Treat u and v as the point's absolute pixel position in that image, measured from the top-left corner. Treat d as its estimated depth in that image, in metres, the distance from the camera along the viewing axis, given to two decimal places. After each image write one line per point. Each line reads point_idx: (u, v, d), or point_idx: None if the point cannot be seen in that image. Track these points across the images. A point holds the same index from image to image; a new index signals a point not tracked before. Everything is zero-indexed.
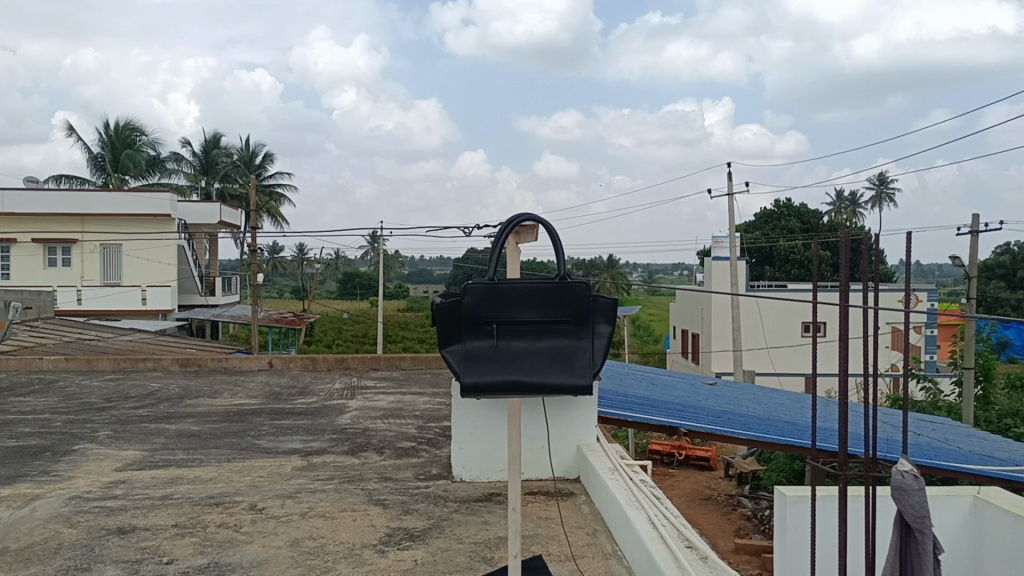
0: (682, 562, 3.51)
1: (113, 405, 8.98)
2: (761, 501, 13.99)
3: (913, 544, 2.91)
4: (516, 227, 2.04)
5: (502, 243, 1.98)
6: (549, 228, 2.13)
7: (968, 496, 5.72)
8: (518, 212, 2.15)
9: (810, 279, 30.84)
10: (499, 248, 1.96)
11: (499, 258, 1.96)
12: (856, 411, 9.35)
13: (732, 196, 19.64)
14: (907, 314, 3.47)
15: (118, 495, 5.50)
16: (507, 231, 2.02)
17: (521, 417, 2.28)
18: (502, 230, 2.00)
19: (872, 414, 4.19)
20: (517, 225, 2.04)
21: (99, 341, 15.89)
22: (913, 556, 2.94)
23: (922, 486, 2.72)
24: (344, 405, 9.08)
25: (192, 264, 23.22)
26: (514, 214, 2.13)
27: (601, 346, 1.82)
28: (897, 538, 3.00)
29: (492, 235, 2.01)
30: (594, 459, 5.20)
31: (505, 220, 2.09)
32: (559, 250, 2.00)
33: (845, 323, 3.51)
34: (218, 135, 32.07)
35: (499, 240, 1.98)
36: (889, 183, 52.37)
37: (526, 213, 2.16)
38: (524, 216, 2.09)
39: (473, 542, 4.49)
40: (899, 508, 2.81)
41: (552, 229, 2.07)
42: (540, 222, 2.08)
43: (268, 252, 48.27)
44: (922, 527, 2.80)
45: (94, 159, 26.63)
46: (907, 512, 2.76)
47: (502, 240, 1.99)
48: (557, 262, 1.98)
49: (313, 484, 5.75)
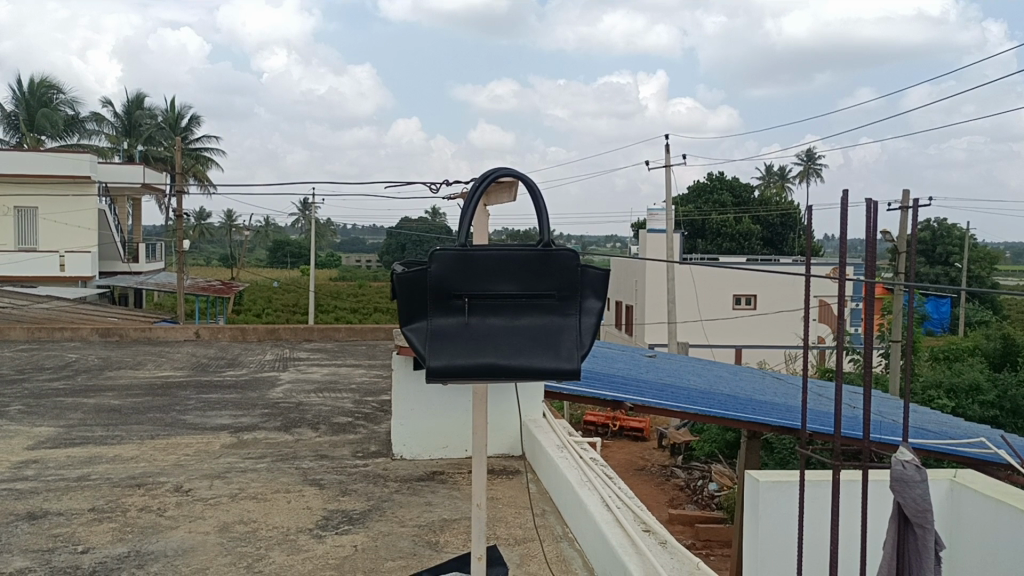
0: (641, 548, 3.32)
1: (27, 377, 8.44)
2: (694, 471, 14.08)
3: (913, 540, 2.81)
4: (493, 182, 1.77)
5: (476, 202, 1.72)
6: (529, 185, 1.89)
7: (945, 480, 5.19)
8: (494, 168, 1.88)
9: (742, 252, 31.31)
10: (471, 214, 1.70)
11: (470, 225, 1.69)
12: (794, 385, 9.37)
13: (669, 167, 19.65)
14: (901, 284, 3.18)
15: (29, 476, 5.09)
16: (482, 186, 1.77)
17: (486, 401, 2.01)
18: (477, 185, 1.74)
19: (846, 389, 3.91)
20: (495, 179, 1.78)
21: (13, 309, 15.06)
22: (910, 553, 2.83)
23: (924, 477, 2.67)
24: (276, 378, 8.70)
25: (114, 229, 22.25)
26: (490, 169, 1.86)
27: (590, 326, 1.59)
28: (893, 534, 2.88)
29: (467, 193, 1.76)
30: (542, 436, 5.00)
31: (480, 176, 1.81)
32: (545, 213, 1.74)
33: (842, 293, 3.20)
34: (142, 95, 30.75)
35: (474, 199, 1.72)
36: (817, 158, 53.44)
37: (504, 169, 1.89)
38: (500, 170, 1.84)
39: (416, 525, 4.26)
40: (898, 501, 2.74)
41: (533, 188, 1.82)
42: (519, 178, 1.81)
43: (194, 218, 46.86)
44: (923, 523, 2.73)
45: (6, 117, 25.30)
46: (906, 505, 2.70)
47: (478, 196, 1.74)
48: (539, 230, 1.72)
49: (244, 463, 5.42)
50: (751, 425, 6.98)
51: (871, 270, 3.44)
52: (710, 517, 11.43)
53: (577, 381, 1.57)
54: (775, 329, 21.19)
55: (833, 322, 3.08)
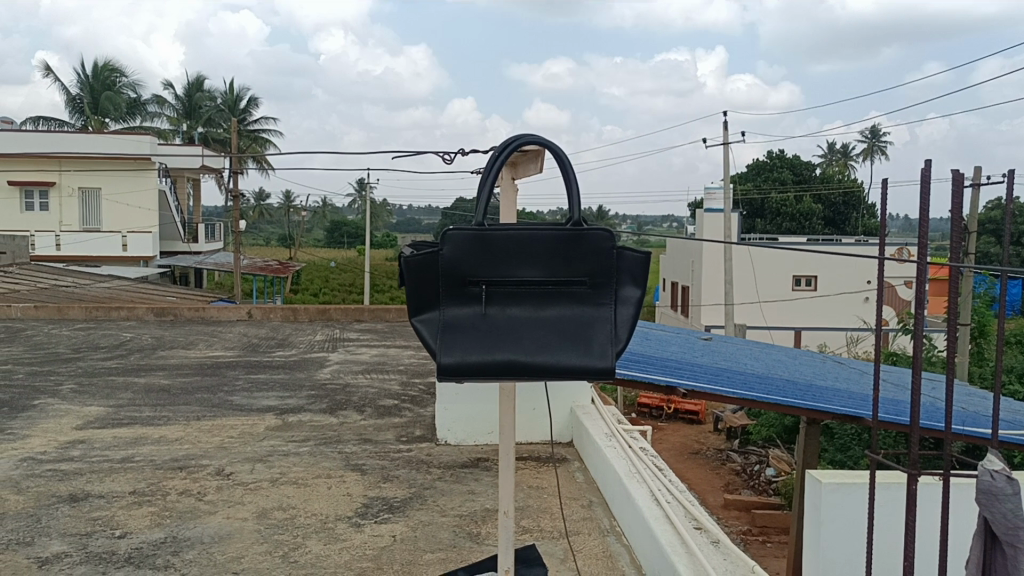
0: (691, 547, 3.12)
1: (81, 356, 8.53)
2: (751, 455, 13.75)
3: (1001, 558, 2.56)
4: (516, 151, 1.57)
5: (496, 175, 1.53)
6: (557, 155, 1.69)
7: None
8: (521, 134, 1.69)
9: (802, 232, 30.60)
10: (493, 187, 1.51)
11: (490, 201, 1.51)
12: (856, 371, 8.97)
13: (728, 143, 19.13)
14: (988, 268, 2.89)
15: (75, 456, 5.09)
16: (505, 157, 1.57)
17: (515, 401, 1.83)
18: (498, 156, 1.54)
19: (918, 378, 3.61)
20: (518, 147, 1.57)
21: (75, 288, 15.36)
22: (1000, 570, 2.58)
23: (1015, 491, 2.43)
24: (325, 359, 8.65)
25: (174, 209, 22.54)
26: (516, 136, 1.67)
27: (628, 317, 1.38)
28: (979, 546, 2.64)
29: (485, 166, 1.56)
30: (589, 424, 4.81)
31: (505, 142, 1.61)
32: (574, 190, 1.53)
33: (922, 280, 2.93)
34: (202, 78, 31.15)
35: (496, 168, 1.52)
36: (881, 135, 51.90)
37: (531, 137, 1.70)
38: (524, 138, 1.64)
39: (457, 515, 4.11)
40: (985, 516, 2.51)
41: (564, 159, 1.61)
42: (547, 146, 1.61)
43: (253, 199, 47.55)
44: (1014, 542, 2.48)
45: (72, 100, 25.84)
46: (995, 521, 2.47)
47: (498, 167, 1.55)
48: (568, 207, 1.51)
49: (287, 446, 5.34)
50: (812, 412, 6.67)
51: (957, 250, 3.15)
52: (767, 503, 11.12)
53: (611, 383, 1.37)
54: (835, 311, 20.54)
55: (915, 309, 2.82)
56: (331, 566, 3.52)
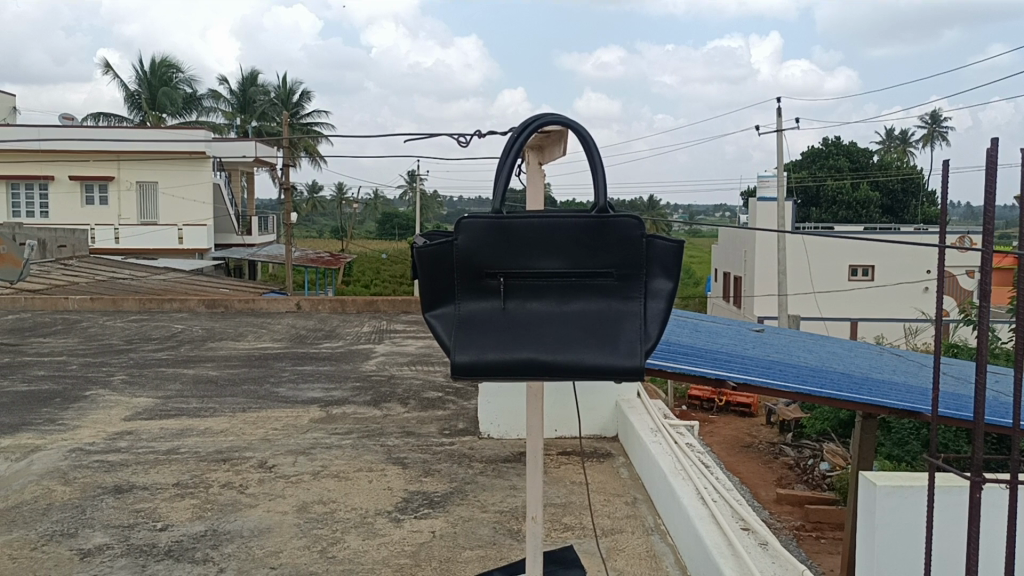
0: (738, 549, 2.98)
1: (134, 348, 8.67)
2: (805, 449, 13.45)
3: None
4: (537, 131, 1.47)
5: (515, 160, 1.44)
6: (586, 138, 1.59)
7: None
8: (541, 114, 1.58)
9: (859, 221, 29.86)
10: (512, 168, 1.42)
11: (509, 186, 1.42)
12: (914, 363, 8.67)
13: (781, 131, 18.72)
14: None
15: (122, 448, 5.13)
16: (524, 141, 1.48)
17: (545, 404, 1.75)
18: (516, 139, 1.45)
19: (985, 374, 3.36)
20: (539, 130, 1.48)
21: (132, 280, 15.64)
22: None
23: None
24: (371, 350, 8.65)
25: (229, 202, 22.85)
26: (535, 117, 1.56)
27: (659, 312, 1.27)
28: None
29: (505, 154, 1.47)
30: (634, 418, 4.69)
31: (524, 122, 1.51)
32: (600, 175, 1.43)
33: (988, 271, 2.74)
34: (256, 73, 31.55)
35: (513, 152, 1.43)
36: (943, 121, 50.47)
37: (551, 116, 1.59)
38: (546, 117, 1.55)
39: (498, 511, 4.03)
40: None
41: (590, 136, 1.50)
42: (570, 126, 1.51)
43: (306, 191, 48.15)
44: None
45: (130, 96, 26.37)
46: None
47: (517, 152, 1.46)
48: (593, 193, 1.41)
49: (330, 438, 5.32)
50: (867, 407, 6.44)
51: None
52: (821, 499, 10.85)
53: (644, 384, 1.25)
54: (893, 302, 19.97)
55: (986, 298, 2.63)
56: (370, 562, 3.47)
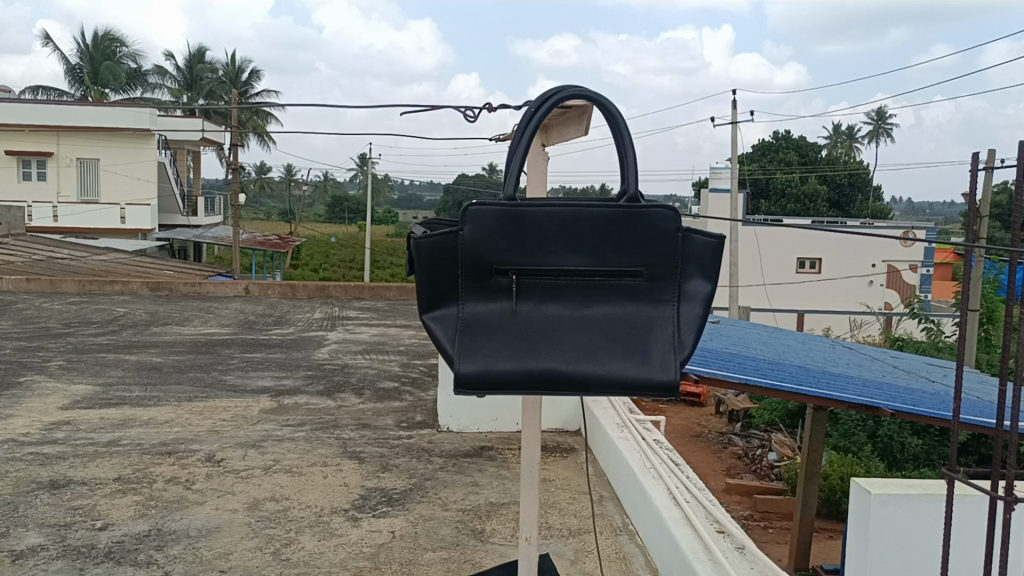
0: (715, 552, 2.87)
1: (73, 332, 8.29)
2: (752, 439, 13.51)
3: None
4: (557, 105, 1.32)
5: (532, 133, 1.27)
6: (608, 111, 1.45)
7: None
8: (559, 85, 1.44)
9: (807, 214, 30.25)
10: (526, 142, 1.27)
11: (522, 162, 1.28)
12: (866, 356, 8.74)
13: (736, 124, 18.82)
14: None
15: (59, 439, 4.85)
16: (542, 112, 1.32)
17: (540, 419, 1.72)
18: (535, 112, 1.29)
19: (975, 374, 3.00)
20: (561, 101, 1.31)
21: (71, 260, 15.08)
22: None
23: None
24: (323, 338, 8.39)
25: (174, 181, 22.16)
26: (554, 88, 1.42)
27: (692, 317, 1.19)
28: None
29: (519, 124, 1.30)
30: (600, 413, 4.57)
31: (540, 94, 1.36)
32: (631, 151, 1.30)
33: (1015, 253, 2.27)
34: (203, 50, 30.67)
35: (529, 131, 1.27)
36: (888, 117, 51.53)
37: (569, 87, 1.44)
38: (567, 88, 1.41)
39: (460, 509, 3.87)
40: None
41: (615, 116, 1.36)
42: (592, 100, 1.37)
43: (254, 172, 47.22)
44: None
45: (71, 70, 25.41)
46: None
47: (532, 127, 1.30)
48: (619, 180, 1.29)
49: (282, 431, 5.10)
50: (828, 401, 6.39)
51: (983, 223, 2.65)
52: (769, 488, 10.92)
53: (674, 397, 1.17)
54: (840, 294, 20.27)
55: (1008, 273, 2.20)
56: (326, 565, 3.28)
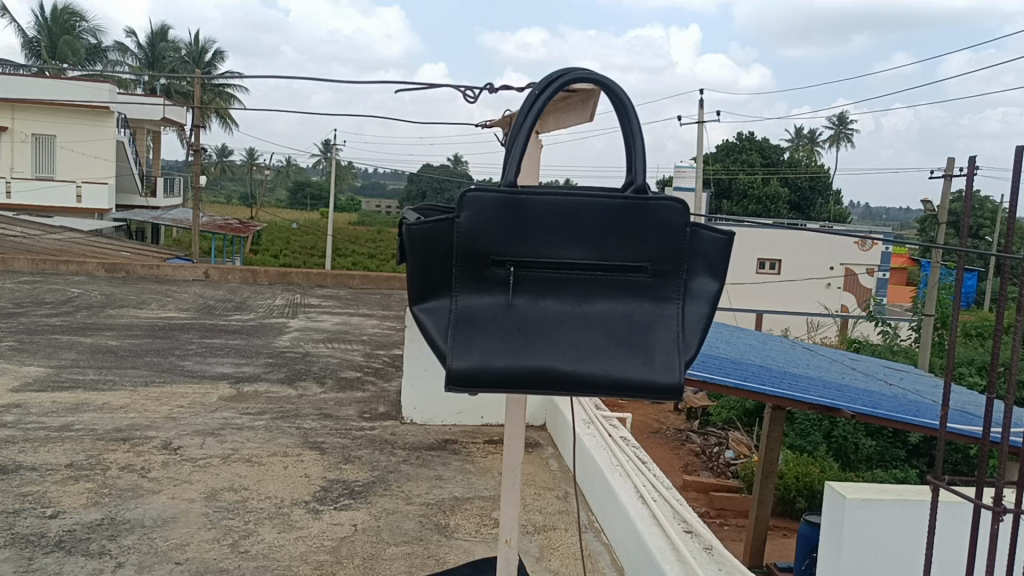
0: (682, 553, 2.84)
1: (24, 312, 8.05)
2: (710, 437, 13.60)
3: None
4: (562, 89, 1.28)
5: (534, 119, 1.23)
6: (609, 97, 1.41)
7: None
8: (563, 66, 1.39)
9: (768, 216, 30.59)
10: (530, 126, 1.23)
11: (524, 148, 1.24)
12: (827, 358, 8.83)
13: (703, 123, 18.95)
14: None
15: (9, 422, 4.70)
16: (546, 96, 1.27)
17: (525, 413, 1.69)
18: (539, 94, 1.24)
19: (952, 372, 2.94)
20: (565, 85, 1.27)
21: (24, 237, 14.70)
22: None
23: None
24: (284, 325, 8.26)
25: (133, 161, 21.69)
26: (559, 70, 1.37)
27: (696, 317, 1.16)
28: None
29: (521, 108, 1.26)
30: (567, 408, 4.54)
31: (545, 78, 1.32)
32: (637, 140, 1.26)
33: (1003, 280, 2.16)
34: (166, 29, 30.06)
35: (532, 113, 1.23)
36: (848, 122, 52.31)
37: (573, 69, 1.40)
38: (572, 69, 1.35)
39: (424, 503, 3.81)
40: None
41: (620, 104, 1.32)
42: (597, 85, 1.32)
43: (216, 155, 46.52)
44: None
45: (29, 43, 24.74)
46: None
47: (536, 111, 1.25)
48: (625, 174, 1.26)
49: (241, 419, 4.99)
50: (790, 402, 6.40)
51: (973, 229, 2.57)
52: (726, 486, 10.99)
53: (678, 400, 1.13)
54: (799, 295, 20.56)
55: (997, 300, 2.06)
56: (286, 558, 3.20)
